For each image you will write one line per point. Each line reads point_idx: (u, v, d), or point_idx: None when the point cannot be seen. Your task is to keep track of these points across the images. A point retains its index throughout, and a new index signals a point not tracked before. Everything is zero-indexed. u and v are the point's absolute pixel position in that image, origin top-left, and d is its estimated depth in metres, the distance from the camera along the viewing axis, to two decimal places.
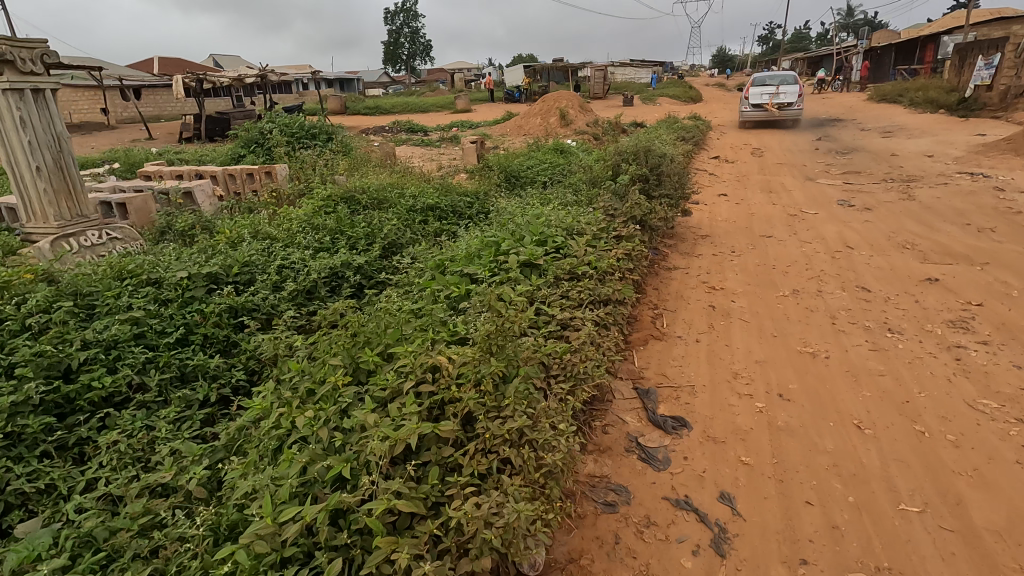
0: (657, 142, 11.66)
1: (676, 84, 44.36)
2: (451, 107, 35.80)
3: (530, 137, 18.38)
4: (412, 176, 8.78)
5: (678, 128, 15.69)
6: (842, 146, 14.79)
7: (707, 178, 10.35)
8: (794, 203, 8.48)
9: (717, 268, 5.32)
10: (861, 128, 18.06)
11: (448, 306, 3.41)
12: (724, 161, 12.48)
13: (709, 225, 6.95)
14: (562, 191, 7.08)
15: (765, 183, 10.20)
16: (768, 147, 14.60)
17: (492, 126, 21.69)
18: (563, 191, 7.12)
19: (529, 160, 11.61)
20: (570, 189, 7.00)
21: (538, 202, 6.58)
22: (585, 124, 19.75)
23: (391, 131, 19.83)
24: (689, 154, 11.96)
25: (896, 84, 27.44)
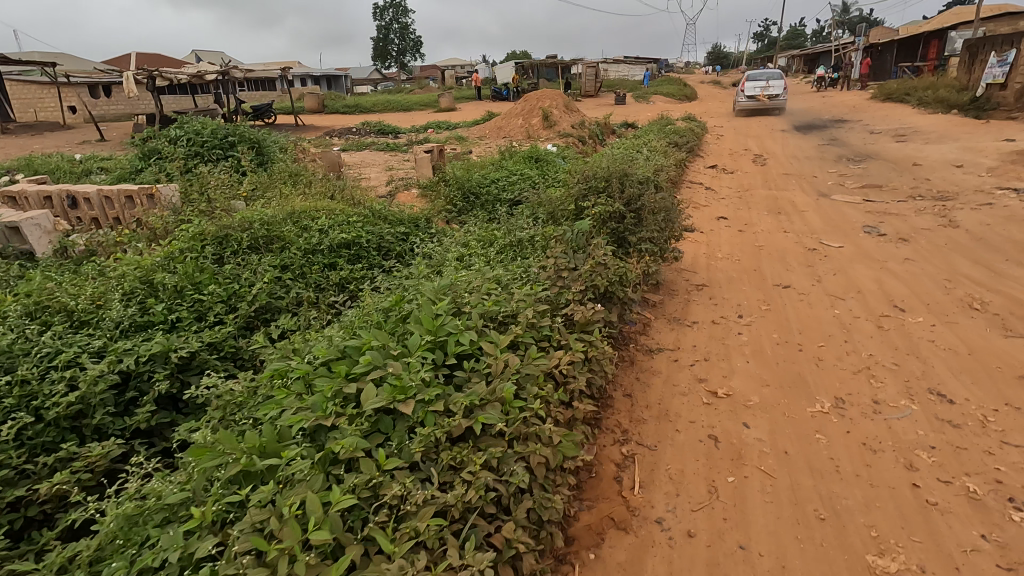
0: (646, 153, 10.03)
1: (670, 81, 42.75)
2: (434, 106, 34.11)
3: (509, 142, 16.77)
4: (343, 197, 7.14)
5: (670, 132, 14.12)
6: (854, 152, 13.23)
7: (703, 195, 8.76)
8: (811, 229, 6.89)
9: (719, 348, 3.73)
10: (871, 131, 16.50)
11: (217, 515, 1.82)
12: (722, 172, 10.89)
13: (706, 268, 5.39)
14: (516, 222, 5.46)
15: (772, 201, 8.61)
16: (772, 154, 13.02)
17: (470, 128, 19.98)
18: (519, 221, 5.50)
19: (497, 172, 9.95)
20: (525, 220, 5.39)
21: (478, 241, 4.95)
22: (570, 126, 18.07)
23: (358, 133, 18.13)
24: (682, 165, 10.35)
25: (903, 82, 25.85)
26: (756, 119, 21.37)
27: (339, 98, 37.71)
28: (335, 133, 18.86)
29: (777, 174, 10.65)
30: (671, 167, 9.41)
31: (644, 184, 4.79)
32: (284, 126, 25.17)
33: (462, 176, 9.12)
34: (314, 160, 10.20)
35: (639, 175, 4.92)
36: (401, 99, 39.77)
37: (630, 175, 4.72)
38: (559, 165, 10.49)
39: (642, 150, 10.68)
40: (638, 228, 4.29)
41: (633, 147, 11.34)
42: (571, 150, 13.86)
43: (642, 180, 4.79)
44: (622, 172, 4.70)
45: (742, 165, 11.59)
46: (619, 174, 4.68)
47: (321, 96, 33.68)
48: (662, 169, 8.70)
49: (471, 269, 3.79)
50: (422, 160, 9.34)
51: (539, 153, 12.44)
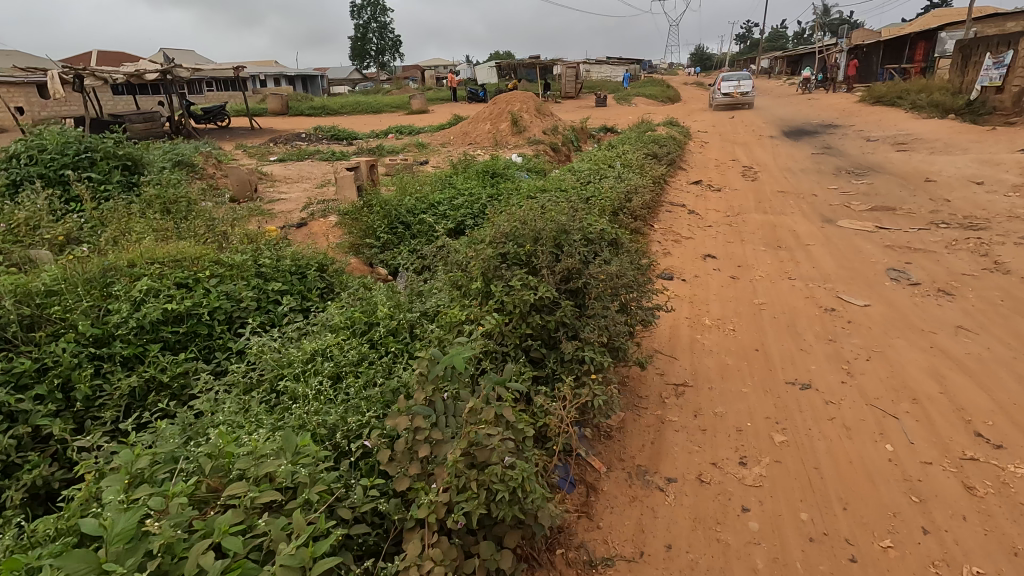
0: (619, 170, 8.44)
1: (652, 83, 41.46)
2: (405, 108, 32.39)
3: (472, 151, 15.16)
4: (218, 235, 5.47)
5: (650, 140, 12.62)
6: (853, 163, 11.83)
7: (685, 223, 7.22)
8: (822, 276, 5.37)
9: (713, 554, 2.15)
10: (867, 139, 15.14)
11: None
12: (707, 189, 9.36)
13: (690, 349, 3.83)
14: (418, 289, 3.87)
15: (767, 230, 7.11)
16: (762, 166, 11.53)
17: (434, 133, 18.29)
18: (422, 287, 3.91)
19: (440, 193, 8.28)
20: (430, 288, 3.79)
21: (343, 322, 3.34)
22: (542, 132, 16.48)
23: (308, 140, 16.44)
24: (662, 183, 8.82)
25: (893, 85, 24.61)
26: (741, 125, 19.94)
27: (306, 100, 35.76)
28: (282, 139, 17.03)
29: (770, 193, 9.19)
30: (648, 188, 7.87)
31: (594, 244, 3.19)
32: (236, 130, 23.23)
33: (392, 199, 7.43)
34: (220, 182, 8.46)
35: (588, 226, 3.30)
36: (372, 100, 37.86)
37: (572, 231, 3.11)
38: (517, 184, 8.89)
39: (615, 165, 9.10)
40: (577, 325, 2.69)
41: (605, 160, 9.74)
42: (538, 162, 12.25)
43: (591, 240, 3.20)
44: (559, 227, 3.09)
45: (730, 181, 10.09)
46: (553, 228, 3.07)
47: (284, 98, 31.78)
48: (635, 195, 7.16)
49: (276, 428, 2.22)
50: (344, 179, 7.65)
51: (498, 165, 10.79)
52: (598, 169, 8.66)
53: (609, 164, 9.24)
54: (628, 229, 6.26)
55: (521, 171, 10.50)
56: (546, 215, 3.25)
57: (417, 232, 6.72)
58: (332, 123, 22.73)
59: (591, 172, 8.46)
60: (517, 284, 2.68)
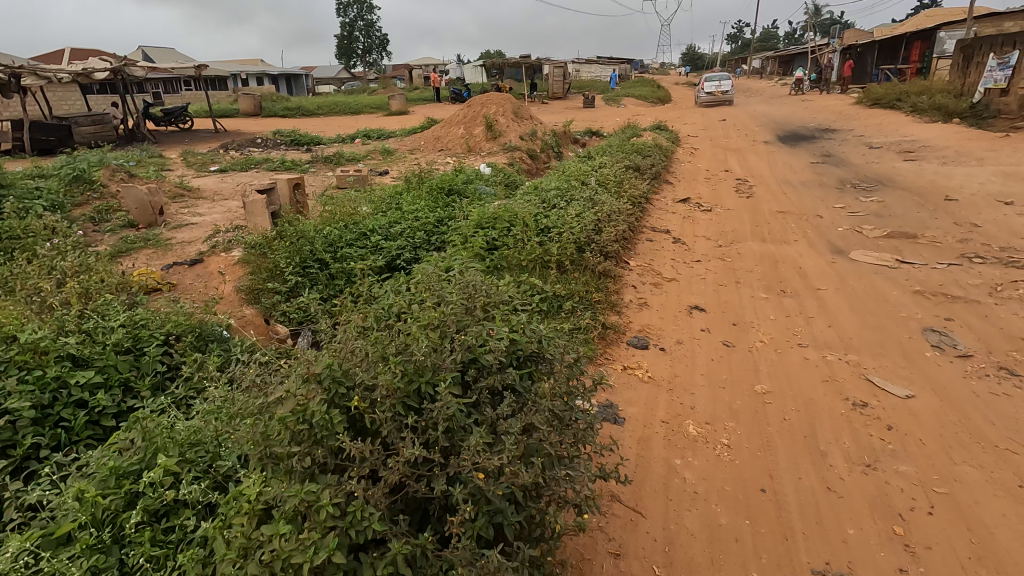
0: (592, 190, 7.16)
1: (642, 83, 40.27)
2: (384, 109, 31.01)
3: (440, 159, 13.88)
4: (44, 285, 4.11)
5: (633, 148, 11.38)
6: (857, 175, 10.65)
7: (669, 257, 5.98)
8: (844, 342, 4.13)
9: None
10: (869, 147, 13.97)
11: None
12: (696, 209, 8.11)
13: (664, 495, 2.60)
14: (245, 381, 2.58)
15: (768, 265, 5.88)
16: (757, 178, 10.33)
17: (404, 138, 16.94)
18: (256, 375, 2.63)
19: (379, 218, 6.96)
20: (255, 380, 2.47)
21: (89, 491, 2.02)
22: (518, 137, 15.19)
23: (264, 146, 15.08)
24: (644, 204, 7.59)
25: (891, 87, 23.51)
26: (733, 130, 18.71)
27: (281, 100, 34.20)
28: (235, 145, 15.63)
29: (768, 213, 7.97)
30: (625, 211, 6.61)
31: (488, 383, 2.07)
32: (197, 133, 21.76)
33: (313, 227, 6.11)
34: (118, 216, 7.02)
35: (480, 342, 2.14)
36: (351, 100, 36.44)
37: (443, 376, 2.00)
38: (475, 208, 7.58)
39: (590, 181, 7.81)
40: None
41: (579, 174, 8.42)
42: (509, 175, 10.93)
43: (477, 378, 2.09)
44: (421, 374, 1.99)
45: (722, 197, 8.86)
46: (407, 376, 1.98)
47: (256, 98, 30.27)
48: (608, 225, 5.86)
49: None
50: (253, 204, 6.11)
51: (460, 179, 9.47)
52: (569, 188, 7.36)
53: (583, 180, 7.93)
54: (595, 273, 4.98)
55: (486, 187, 9.18)
56: (408, 337, 2.11)
57: (336, 273, 5.41)
58: (300, 125, 21.35)
59: (559, 192, 7.16)
60: (323, 518, 1.67)
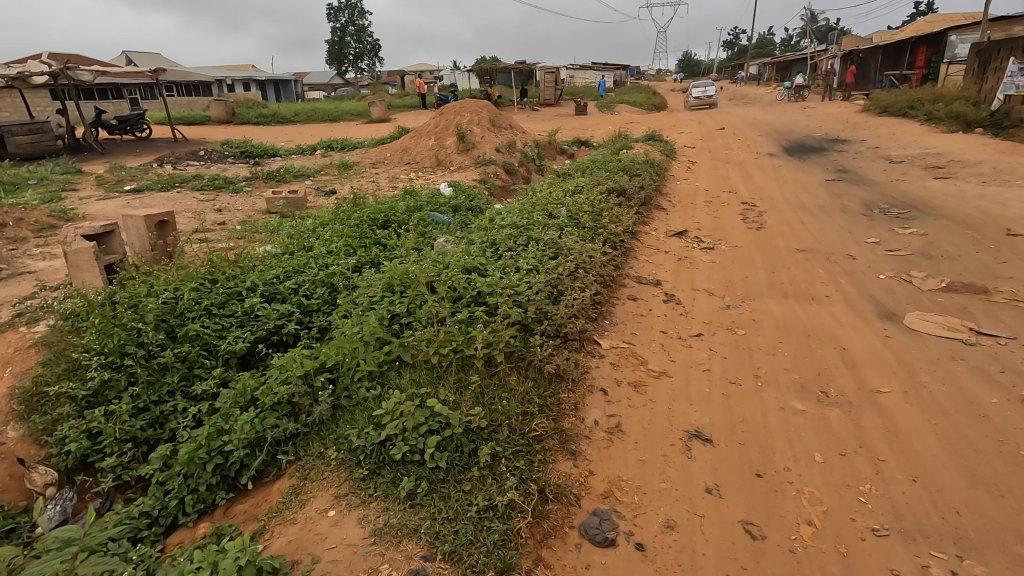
0: (556, 228, 5.45)
1: (637, 90, 38.77)
2: (365, 116, 29.44)
3: (403, 175, 12.25)
4: None
5: (621, 163, 9.72)
6: (883, 197, 9.05)
7: (659, 331, 4.27)
8: (951, 530, 2.45)
9: None
10: (889, 162, 12.39)
11: None
12: (695, 248, 6.44)
13: None
14: None
15: (797, 341, 4.17)
16: (766, 201, 8.69)
17: (370, 150, 15.25)
18: None
19: (271, 267, 5.21)
20: None
21: None
22: (494, 150, 13.55)
23: (206, 159, 13.35)
24: (627, 243, 5.92)
25: (900, 93, 21.98)
26: (734, 140, 17.06)
27: (256, 106, 32.42)
28: (176, 157, 13.89)
29: (783, 252, 6.31)
30: (599, 261, 4.91)
31: None
32: (151, 142, 19.96)
33: (159, 283, 4.35)
34: None
35: None
36: (333, 107, 34.81)
37: None
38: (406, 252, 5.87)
39: (557, 214, 6.09)
40: None
41: (546, 201, 6.69)
42: (472, 198, 9.23)
43: None
44: None
45: (727, 230, 7.19)
46: None
47: (227, 104, 28.52)
48: (569, 288, 4.14)
49: None
50: (78, 256, 4.38)
51: (405, 205, 7.75)
52: (524, 222, 5.63)
53: (548, 211, 6.21)
54: (541, 377, 3.26)
55: (433, 218, 7.42)
56: None
57: (169, 364, 3.70)
58: (265, 137, 19.70)
59: (511, 231, 5.43)
60: None
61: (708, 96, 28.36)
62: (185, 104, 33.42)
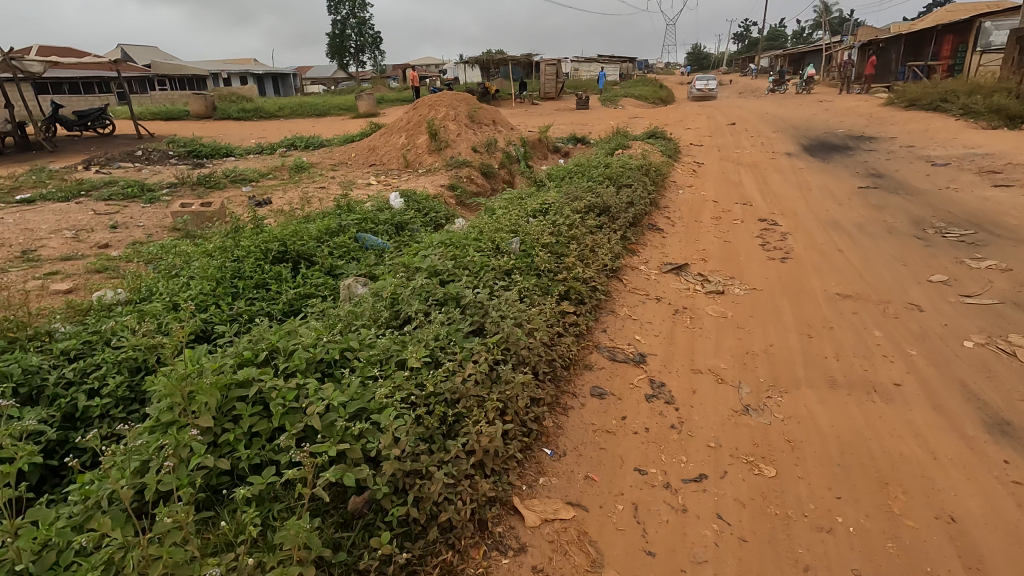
0: (490, 276, 3.76)
1: (642, 82, 36.83)
2: (351, 110, 27.78)
3: (361, 180, 10.59)
4: None
5: (609, 166, 7.98)
6: (937, 213, 7.26)
7: (632, 472, 2.58)
8: None
9: None
10: (930, 164, 10.55)
11: None
12: (698, 293, 4.72)
13: None
14: None
15: (865, 497, 2.47)
16: (789, 218, 6.94)
17: (335, 149, 13.58)
18: None
19: (68, 339, 3.57)
20: None
21: None
22: (471, 149, 11.85)
23: (143, 160, 11.73)
24: (599, 291, 4.23)
25: (930, 85, 19.99)
26: (746, 137, 15.22)
27: (240, 100, 30.73)
28: (112, 156, 12.27)
29: (820, 300, 4.57)
30: (545, 335, 3.24)
31: None
32: (109, 139, 18.34)
33: None
34: None
35: None
36: (322, 101, 33.18)
37: None
38: (287, 305, 4.21)
39: (504, 249, 4.41)
40: None
41: (496, 225, 4.99)
42: (427, 214, 7.54)
43: None
44: None
45: (739, 262, 5.46)
46: None
47: (206, 99, 26.88)
48: (476, 406, 2.46)
49: None
50: None
51: (325, 225, 6.04)
52: (450, 262, 3.93)
53: (492, 243, 4.52)
54: None
55: (357, 244, 5.72)
56: None
57: None
58: (233, 135, 18.12)
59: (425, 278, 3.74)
60: None
61: (709, 89, 27.10)
62: (167, 99, 31.86)
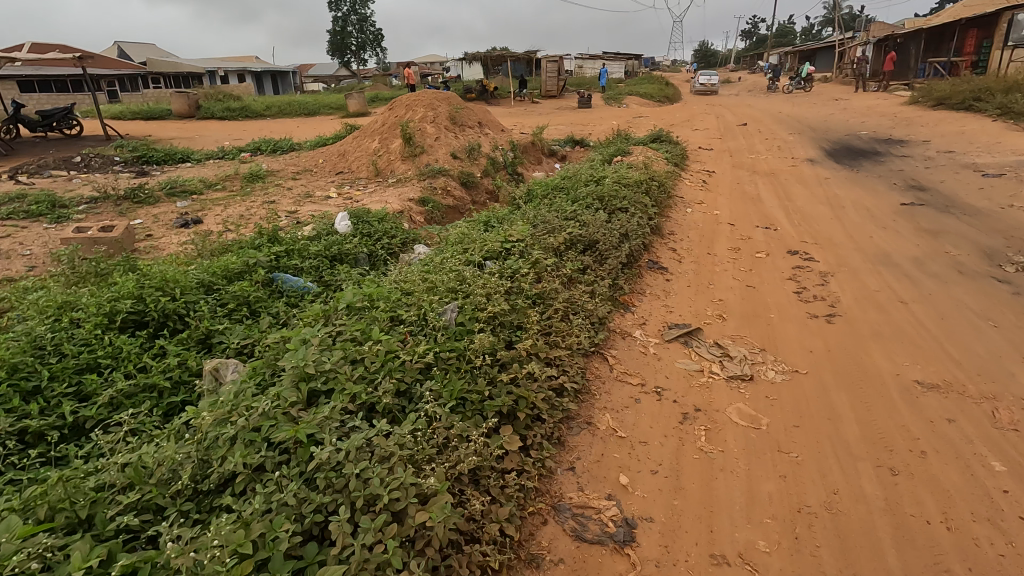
0: (387, 388, 2.38)
1: (648, 80, 35.29)
2: (341, 110, 26.47)
3: (320, 192, 9.24)
4: None
5: (602, 181, 6.57)
6: (1011, 242, 5.82)
7: None
8: None
9: None
10: (979, 175, 9.08)
11: None
12: (718, 378, 3.28)
13: None
14: None
15: None
16: (825, 250, 5.54)
17: (304, 153, 12.22)
18: None
19: None
20: None
21: None
22: (449, 156, 10.45)
23: (81, 168, 10.42)
24: (567, 394, 2.82)
25: (959, 82, 18.40)
26: (761, 140, 13.76)
27: (227, 99, 29.45)
28: (50, 161, 10.94)
29: (892, 393, 3.15)
30: (451, 529, 1.87)
31: None
32: (74, 141, 17.10)
33: None
34: None
35: None
36: (314, 99, 31.87)
37: None
38: (101, 412, 2.84)
39: (429, 322, 3.00)
40: None
41: (430, 276, 3.57)
42: (378, 241, 6.16)
43: None
44: None
45: (770, 321, 4.02)
46: None
47: (189, 97, 25.63)
48: None
49: None
50: None
51: (227, 263, 4.65)
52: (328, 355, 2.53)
53: (414, 310, 3.11)
54: None
55: (259, 291, 4.31)
56: None
57: None
58: (205, 138, 16.85)
59: (278, 394, 2.34)
60: None
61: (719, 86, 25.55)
62: (154, 99, 30.71)
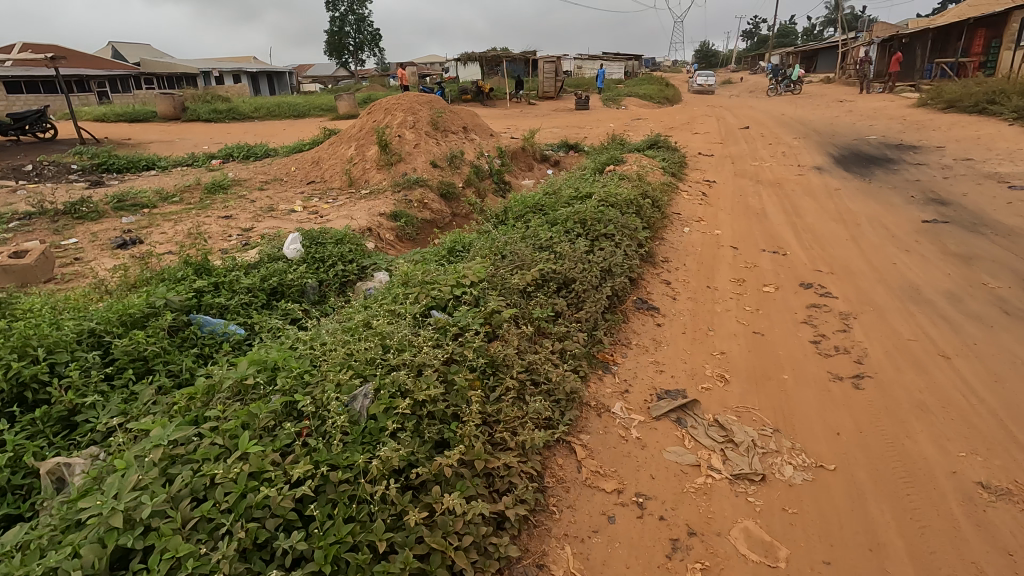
0: (229, 550, 1.62)
1: (647, 81, 34.53)
2: (331, 113, 25.74)
3: (285, 205, 8.48)
4: None
5: (586, 199, 5.79)
6: None
7: None
8: None
9: None
10: (1004, 186, 8.30)
11: None
12: (718, 479, 2.51)
13: None
14: None
15: None
16: (844, 283, 4.76)
17: (277, 160, 11.46)
18: None
19: None
20: None
21: None
22: (429, 163, 9.68)
23: (32, 177, 9.66)
24: (510, 526, 2.07)
25: (970, 83, 17.62)
26: (764, 146, 13.00)
27: (215, 101, 28.71)
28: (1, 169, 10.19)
29: (950, 504, 2.38)
30: None
31: None
32: (45, 146, 16.33)
33: None
34: None
35: None
36: (305, 101, 31.14)
37: None
38: None
39: (327, 417, 2.23)
40: None
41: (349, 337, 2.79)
42: (328, 270, 5.36)
43: None
44: None
45: (783, 386, 3.25)
46: None
47: (174, 99, 24.86)
48: None
49: None
50: None
51: (126, 304, 3.86)
52: (153, 491, 1.77)
53: (313, 397, 2.34)
54: None
55: (157, 345, 3.52)
56: None
57: None
58: (182, 142, 16.11)
59: (60, 564, 1.54)
60: None
61: None
62: (141, 101, 29.97)
